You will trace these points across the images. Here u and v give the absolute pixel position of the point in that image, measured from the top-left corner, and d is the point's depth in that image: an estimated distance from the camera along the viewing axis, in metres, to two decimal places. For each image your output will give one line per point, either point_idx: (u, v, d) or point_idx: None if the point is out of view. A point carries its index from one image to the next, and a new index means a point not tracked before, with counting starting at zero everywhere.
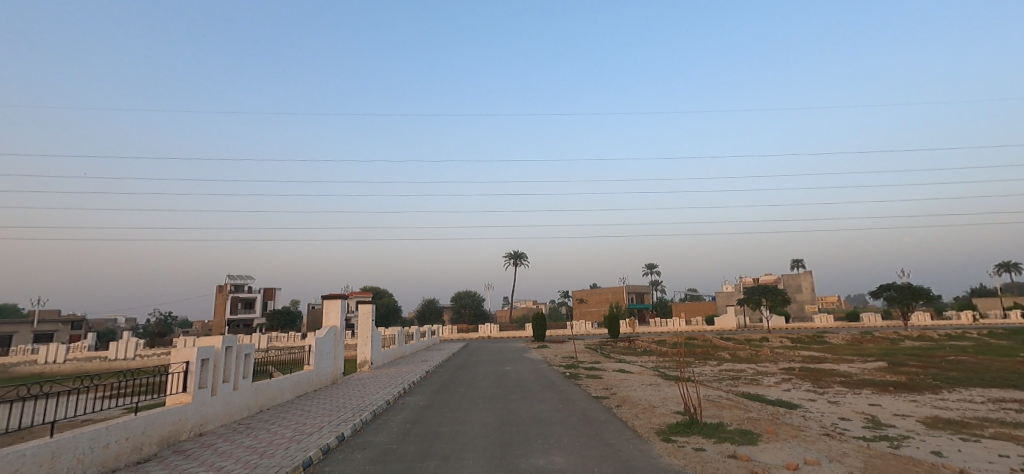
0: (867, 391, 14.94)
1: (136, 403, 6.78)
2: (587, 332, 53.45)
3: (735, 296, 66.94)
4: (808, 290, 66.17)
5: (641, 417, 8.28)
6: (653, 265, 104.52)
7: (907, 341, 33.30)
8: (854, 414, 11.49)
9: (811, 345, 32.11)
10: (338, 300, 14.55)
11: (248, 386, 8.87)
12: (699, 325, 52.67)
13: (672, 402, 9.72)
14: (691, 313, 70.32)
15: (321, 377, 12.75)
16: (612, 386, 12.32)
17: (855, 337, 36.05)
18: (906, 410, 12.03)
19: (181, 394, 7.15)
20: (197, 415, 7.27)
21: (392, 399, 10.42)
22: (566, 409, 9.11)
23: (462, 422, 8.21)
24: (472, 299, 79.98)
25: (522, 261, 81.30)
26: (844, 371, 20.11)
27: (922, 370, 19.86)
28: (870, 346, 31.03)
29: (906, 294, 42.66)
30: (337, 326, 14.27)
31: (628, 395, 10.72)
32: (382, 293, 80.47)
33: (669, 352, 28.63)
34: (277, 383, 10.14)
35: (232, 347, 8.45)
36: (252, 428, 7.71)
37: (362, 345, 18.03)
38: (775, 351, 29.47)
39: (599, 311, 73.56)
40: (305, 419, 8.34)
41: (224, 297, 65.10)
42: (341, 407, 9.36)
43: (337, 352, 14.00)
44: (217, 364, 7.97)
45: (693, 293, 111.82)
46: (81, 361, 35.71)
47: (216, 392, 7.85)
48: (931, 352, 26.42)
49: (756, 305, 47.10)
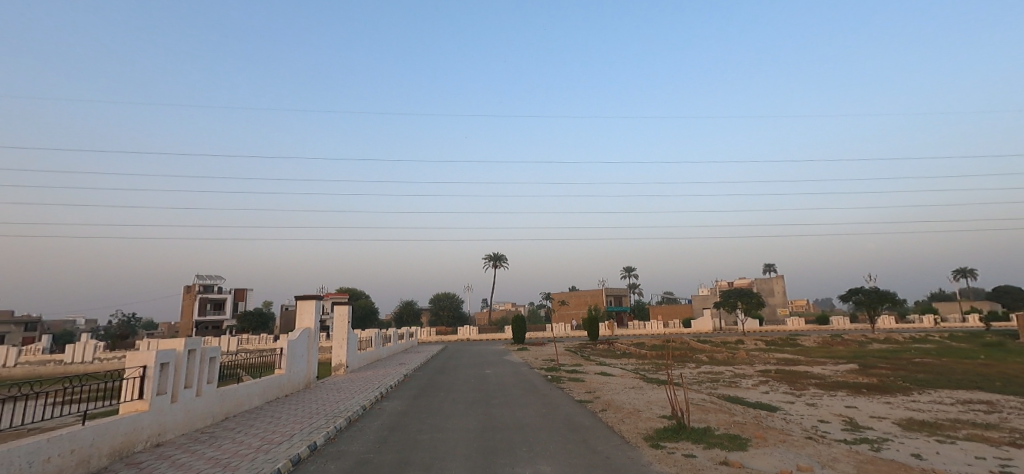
0: (842, 393, 15.16)
1: (85, 411, 6.22)
2: (566, 334, 53.39)
3: (710, 300, 68.12)
4: (780, 294, 67.82)
5: (627, 422, 8.09)
6: (631, 268, 105.54)
7: (875, 343, 34.24)
8: (833, 417, 11.58)
9: (784, 348, 32.70)
10: (313, 301, 13.96)
11: (212, 391, 8.32)
12: (675, 328, 53.29)
13: (657, 406, 9.56)
14: (668, 316, 71.12)
15: (293, 381, 12.18)
16: (594, 390, 12.13)
17: (827, 339, 37.00)
18: (881, 412, 12.21)
19: (137, 401, 6.61)
20: (154, 425, 6.73)
21: (369, 404, 9.97)
22: (549, 414, 8.85)
23: (442, 429, 7.86)
24: (450, 300, 79.28)
25: (501, 263, 81.01)
26: (818, 374, 20.46)
27: (892, 372, 20.35)
28: (841, 348, 31.84)
29: (874, 298, 43.91)
30: (311, 328, 13.68)
31: (612, 399, 10.53)
32: (359, 293, 79.05)
33: (648, 354, 28.70)
34: (245, 388, 9.58)
35: (196, 350, 7.91)
36: (215, 438, 7.20)
37: (337, 348, 17.42)
38: (750, 353, 29.89)
39: (578, 313, 73.81)
40: (274, 427, 7.85)
41: (193, 297, 62.81)
42: (313, 414, 8.89)
43: (311, 355, 13.43)
44: (179, 369, 7.42)
45: (670, 296, 113.30)
46: (35, 364, 33.75)
47: (176, 399, 7.30)
48: (898, 355, 27.19)
49: (731, 308, 47.90)
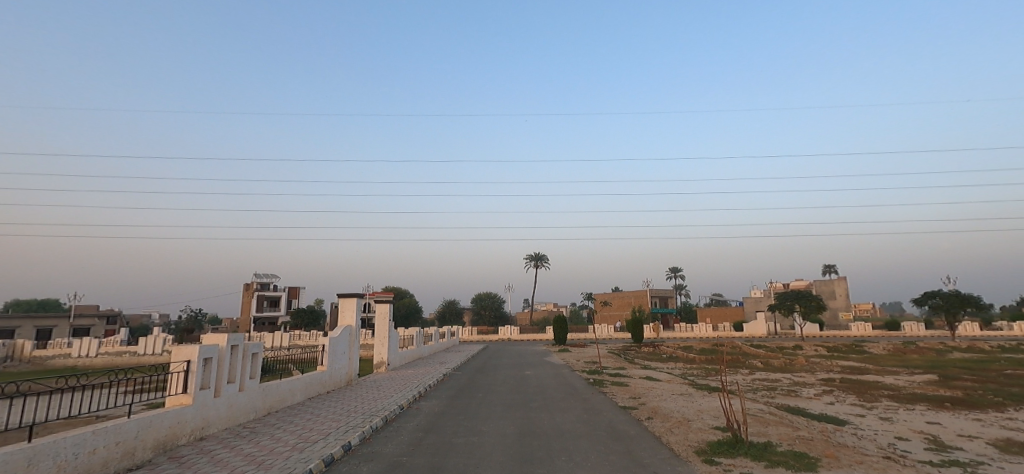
0: (920, 407, 13.69)
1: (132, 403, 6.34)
2: (610, 336, 52.19)
3: (764, 302, 64.63)
4: (842, 297, 63.34)
5: (676, 433, 7.48)
6: (678, 269, 102.34)
7: (956, 352, 31.12)
8: (913, 434, 10.39)
9: (849, 355, 30.34)
10: (354, 299, 14.09)
11: (255, 386, 8.42)
12: (726, 331, 50.89)
13: (709, 415, 8.84)
14: (718, 319, 68.10)
15: (334, 378, 12.32)
16: (640, 395, 11.48)
17: (897, 346, 34.05)
18: (971, 430, 10.85)
19: (182, 395, 6.70)
20: (197, 419, 6.82)
21: (406, 404, 9.85)
22: (590, 421, 8.36)
23: (479, 432, 7.56)
24: (493, 300, 79.68)
25: (543, 262, 80.44)
26: (890, 384, 18.71)
27: (978, 385, 18.30)
28: (915, 357, 29.10)
29: (953, 302, 40.07)
30: (352, 326, 13.82)
31: (659, 406, 9.87)
32: (403, 292, 80.92)
33: (697, 359, 27.36)
34: (287, 384, 9.68)
35: (239, 345, 8.00)
36: (255, 433, 7.23)
37: (378, 345, 17.59)
38: (811, 360, 27.90)
39: (621, 315, 72.18)
40: (311, 424, 7.82)
41: (251, 295, 66.34)
42: (351, 412, 8.84)
43: (352, 353, 13.57)
44: (221, 364, 7.50)
45: (719, 298, 108.83)
46: (112, 354, 36.64)
47: (220, 393, 7.40)
48: (984, 365, 24.52)
49: (788, 311, 45.09)
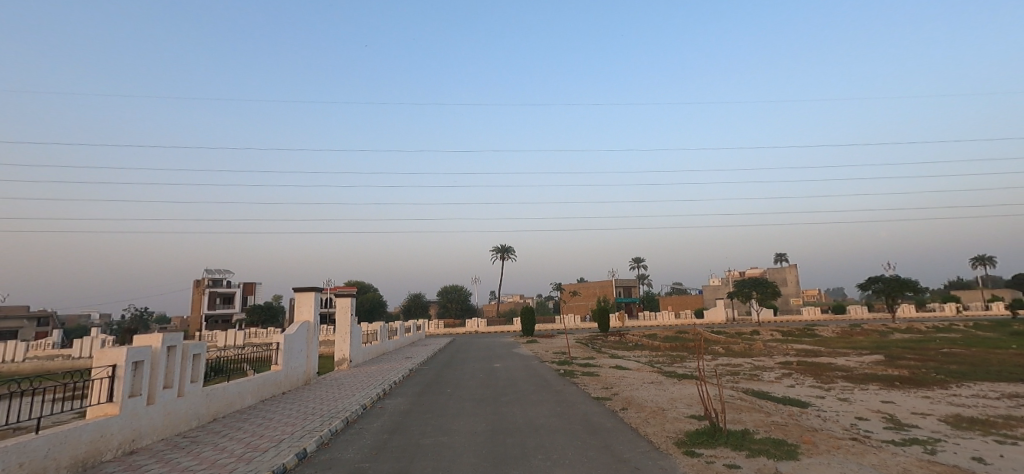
0: (874, 387, 14.23)
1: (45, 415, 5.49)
2: (576, 326, 52.64)
3: (722, 290, 67.01)
4: (793, 284, 66.47)
5: (652, 424, 7.27)
6: (640, 259, 104.76)
7: (897, 334, 32.98)
8: (871, 414, 10.69)
9: (802, 338, 31.65)
10: (311, 293, 13.23)
11: (197, 391, 7.63)
12: (688, 319, 52.32)
13: (682, 404, 8.71)
14: (679, 307, 70.03)
15: (291, 378, 11.52)
16: (611, 385, 11.32)
17: (845, 329, 35.81)
18: (923, 408, 11.28)
19: (106, 405, 5.89)
20: (126, 430, 6.02)
21: (369, 403, 9.24)
22: (565, 414, 8.05)
23: (449, 432, 7.10)
24: (459, 293, 78.83)
25: (509, 254, 80.13)
26: (843, 366, 19.49)
27: (921, 364, 19.35)
28: (862, 339, 30.75)
29: (895, 286, 42.54)
30: (311, 321, 12.99)
31: (632, 395, 9.71)
32: (367, 286, 78.93)
33: (661, 346, 27.80)
34: (235, 387, 8.86)
35: (176, 347, 7.18)
36: (195, 444, 6.48)
37: (339, 342, 16.74)
38: (768, 344, 28.95)
39: (587, 304, 73.07)
40: (262, 430, 7.13)
41: (202, 292, 62.97)
42: (308, 414, 8.17)
43: (311, 351, 12.78)
44: (155, 368, 6.70)
45: (679, 287, 112.12)
46: (44, 359, 33.75)
47: (153, 400, 6.59)
48: (924, 345, 26.04)
49: (746, 298, 46.74)
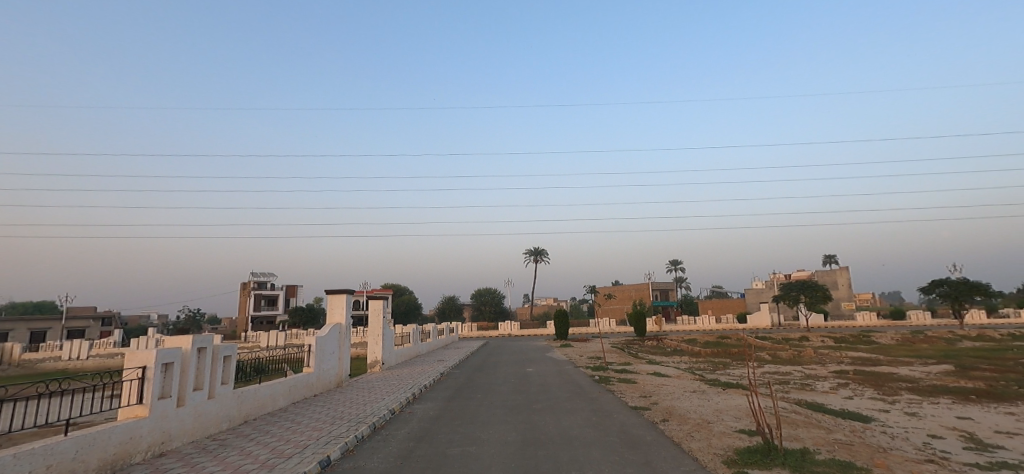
0: (945, 400, 12.94)
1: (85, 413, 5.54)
2: (612, 330, 51.48)
3: (767, 293, 64.14)
4: (845, 287, 62.86)
5: (698, 438, 6.67)
6: (678, 262, 101.92)
7: (966, 341, 30.37)
8: (946, 431, 9.62)
9: (857, 346, 29.62)
10: (344, 295, 13.25)
11: (228, 393, 7.61)
12: (730, 323, 50.24)
13: (729, 416, 8.03)
14: (720, 311, 67.51)
15: (322, 380, 11.51)
16: (651, 394, 10.68)
17: (906, 336, 33.31)
18: (1007, 426, 10.08)
19: (136, 407, 5.88)
20: (155, 433, 5.99)
21: (398, 408, 9.03)
22: (601, 425, 7.56)
23: (477, 441, 6.75)
24: (492, 296, 78.94)
25: (542, 257, 79.67)
26: (907, 376, 17.96)
27: (998, 375, 17.60)
28: (926, 346, 28.48)
29: (962, 290, 39.35)
30: (342, 323, 13.00)
31: (673, 406, 9.06)
32: (403, 289, 80.27)
33: (702, 352, 26.61)
34: (267, 389, 8.84)
35: (207, 349, 7.17)
36: (223, 448, 6.39)
37: (372, 344, 16.74)
38: (820, 351, 27.22)
39: (623, 308, 71.55)
40: (289, 435, 7.00)
41: (248, 294, 65.71)
42: (336, 419, 8.00)
43: (343, 353, 12.78)
44: (186, 369, 6.70)
45: (720, 291, 108.34)
46: (105, 356, 35.85)
47: (183, 402, 6.57)
48: (999, 355, 23.78)
49: (793, 302, 44.40)
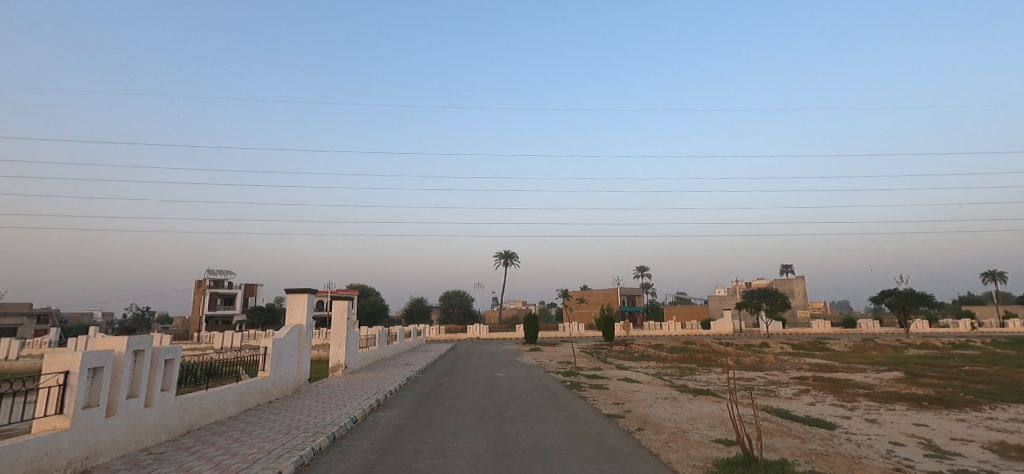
0: (901, 407, 13.36)
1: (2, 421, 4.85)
2: (580, 335, 51.66)
3: (729, 300, 66.01)
4: (801, 296, 65.48)
5: (674, 448, 6.46)
6: (645, 268, 103.84)
7: (913, 349, 31.92)
8: (906, 438, 9.82)
9: (815, 352, 30.66)
10: (305, 295, 12.51)
11: (169, 400, 6.89)
12: (694, 329, 51.29)
13: (703, 425, 7.89)
14: (684, 317, 68.97)
15: (279, 385, 10.78)
16: (623, 401, 10.48)
17: (858, 344, 34.70)
18: (961, 433, 10.39)
19: (55, 417, 5.15)
20: (78, 448, 5.28)
21: (360, 416, 8.45)
22: (575, 434, 7.25)
23: (446, 454, 6.29)
24: (460, 299, 78.06)
25: (512, 260, 79.43)
26: (863, 382, 18.55)
27: (945, 382, 18.42)
28: (877, 354, 29.73)
29: (909, 300, 41.44)
30: (303, 325, 12.25)
31: (647, 414, 8.87)
32: (369, 290, 78.41)
33: (669, 357, 26.95)
34: (215, 395, 8.12)
35: (145, 351, 6.45)
36: (159, 463, 5.73)
37: (334, 347, 15.94)
38: (780, 358, 28.00)
39: (590, 313, 72.15)
40: (236, 447, 6.36)
41: (203, 292, 62.67)
42: (292, 429, 7.38)
43: (302, 356, 12.06)
44: (119, 375, 5.97)
45: (684, 297, 110.97)
46: (39, 358, 33.18)
47: (114, 412, 5.85)
48: (943, 362, 25.04)
49: (755, 309, 45.67)
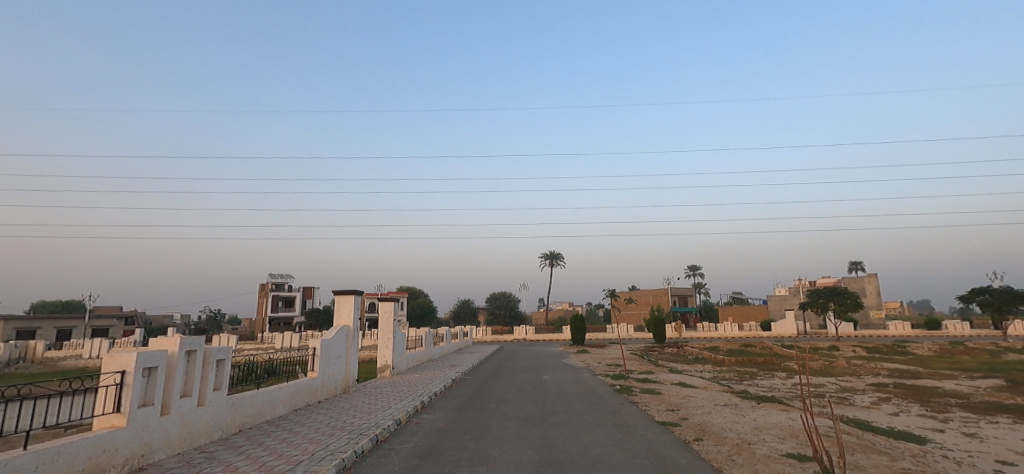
0: (1004, 419, 11.77)
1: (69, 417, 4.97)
2: (629, 336, 50.28)
3: (790, 300, 62.15)
4: (873, 295, 60.67)
5: (740, 462, 5.84)
6: (697, 267, 99.99)
7: (1011, 354, 28.51)
8: (1016, 457, 8.53)
9: (892, 357, 28.06)
10: (352, 296, 12.67)
11: (221, 399, 7.03)
12: (753, 331, 48.59)
13: (772, 437, 7.16)
14: (741, 318, 65.59)
15: (327, 385, 10.93)
16: (678, 407, 9.82)
17: (944, 347, 31.48)
18: None
19: (113, 416, 5.31)
20: (133, 446, 5.41)
21: (403, 418, 8.37)
22: (626, 444, 6.76)
23: (489, 461, 6.01)
24: (507, 300, 78.25)
25: (559, 261, 78.78)
26: (953, 391, 16.63)
27: None
28: (966, 359, 26.80)
29: (1004, 299, 37.22)
30: (350, 326, 12.42)
31: (706, 422, 8.20)
32: (418, 292, 80.18)
33: (726, 360, 25.55)
34: (265, 395, 8.27)
35: (197, 352, 6.60)
36: (209, 462, 5.81)
37: (382, 348, 16.14)
38: (852, 362, 25.81)
39: (640, 314, 70.18)
40: (281, 448, 6.36)
41: (266, 295, 66.25)
42: (337, 430, 7.37)
43: (350, 356, 12.20)
44: (172, 374, 6.12)
45: (740, 298, 105.94)
46: None
47: (167, 411, 5.99)
48: None
49: (821, 310, 42.57)
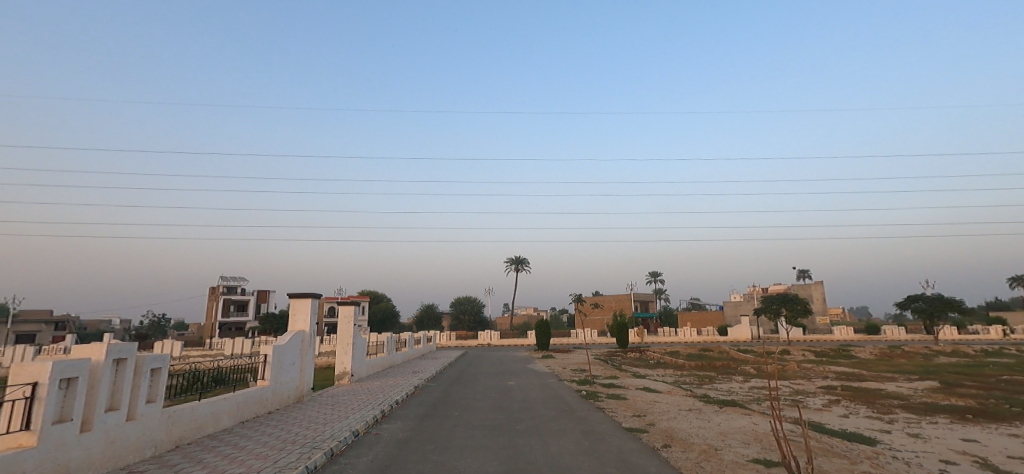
0: (943, 420, 12.42)
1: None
2: (593, 341, 50.72)
3: (745, 306, 64.55)
4: (819, 302, 63.97)
5: (708, 470, 5.76)
6: (657, 273, 102.49)
7: (943, 357, 30.48)
8: (958, 456, 8.94)
9: (839, 360, 29.46)
10: (308, 300, 12.01)
11: (155, 412, 6.37)
12: (710, 336, 50.04)
13: (737, 442, 7.16)
14: (699, 323, 67.52)
15: (278, 394, 10.25)
16: (644, 413, 9.77)
17: (884, 351, 33.32)
18: (1018, 450, 9.48)
19: (22, 434, 4.67)
20: (45, 468, 4.75)
21: (361, 429, 7.90)
22: (594, 452, 6.58)
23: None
24: (471, 305, 77.53)
25: (524, 266, 78.83)
26: (895, 392, 17.51)
27: (983, 392, 17.32)
28: (904, 362, 28.45)
29: (937, 305, 39.88)
30: (305, 331, 11.74)
31: (672, 428, 8.14)
32: (380, 296, 78.27)
33: (686, 364, 26.08)
34: (208, 407, 7.60)
35: (127, 361, 5.95)
36: None
37: (340, 354, 15.42)
38: (802, 365, 26.91)
39: (603, 319, 71.08)
40: (224, 466, 5.78)
41: (216, 299, 62.87)
42: (288, 443, 6.84)
43: (304, 364, 11.53)
44: (96, 385, 5.47)
45: (697, 304, 109.45)
46: None
47: (89, 427, 5.34)
48: (977, 371, 23.81)
49: (774, 315, 44.32)
